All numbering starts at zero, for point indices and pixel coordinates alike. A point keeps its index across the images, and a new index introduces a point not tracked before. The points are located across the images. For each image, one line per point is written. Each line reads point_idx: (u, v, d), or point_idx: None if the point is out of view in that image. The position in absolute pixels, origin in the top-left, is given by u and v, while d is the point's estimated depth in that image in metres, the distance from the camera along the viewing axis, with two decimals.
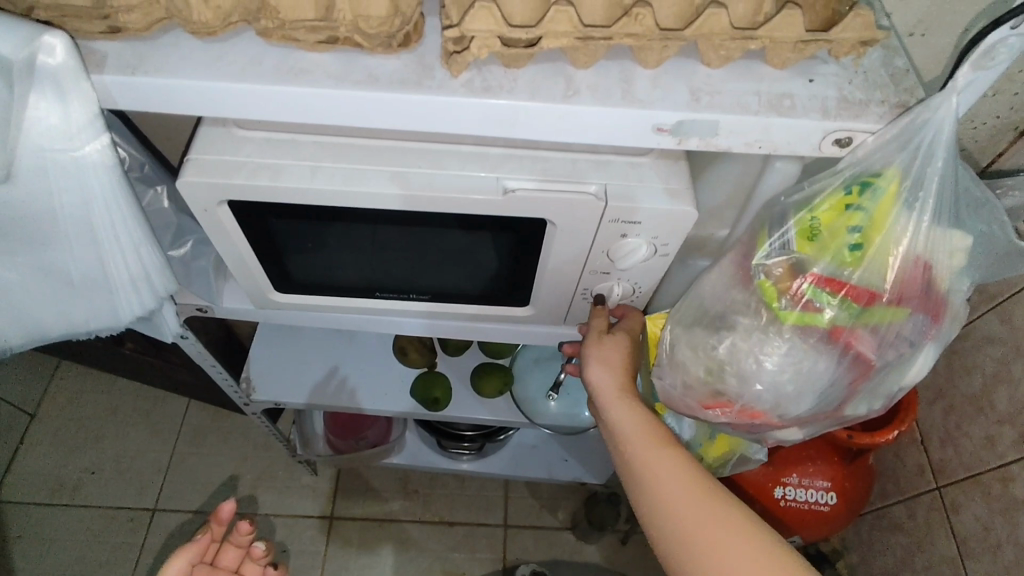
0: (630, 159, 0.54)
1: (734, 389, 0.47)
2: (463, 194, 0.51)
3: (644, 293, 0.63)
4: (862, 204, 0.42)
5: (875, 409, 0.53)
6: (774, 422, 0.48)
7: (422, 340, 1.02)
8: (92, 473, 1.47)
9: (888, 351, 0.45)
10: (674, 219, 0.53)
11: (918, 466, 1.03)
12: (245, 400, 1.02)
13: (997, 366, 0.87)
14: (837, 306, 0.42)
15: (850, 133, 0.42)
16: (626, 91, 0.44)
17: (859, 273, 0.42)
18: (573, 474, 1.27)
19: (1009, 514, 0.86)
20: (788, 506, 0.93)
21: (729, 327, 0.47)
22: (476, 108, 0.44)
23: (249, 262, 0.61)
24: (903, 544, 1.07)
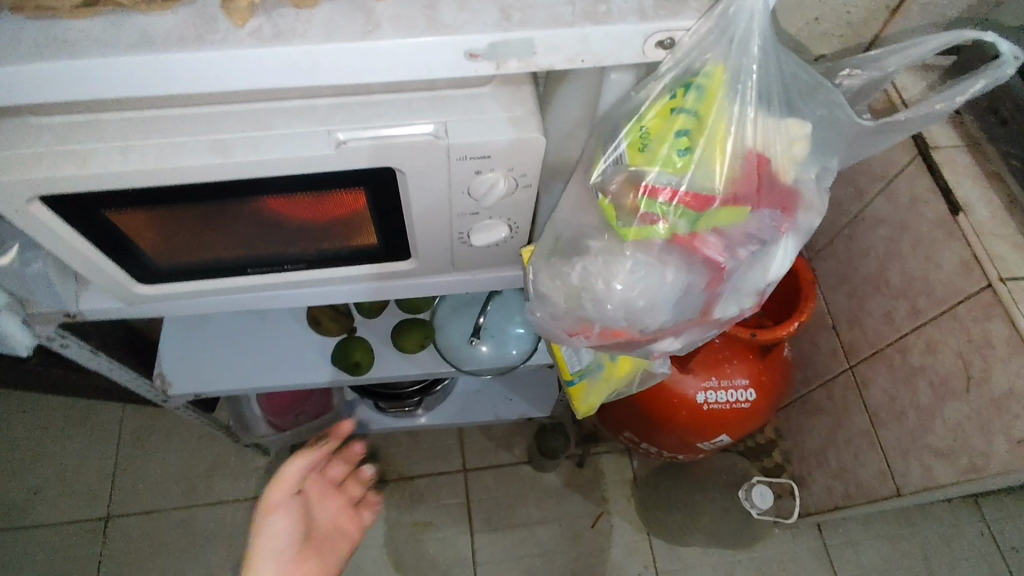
0: (470, 91, 0.51)
1: (592, 312, 0.46)
2: (293, 153, 0.48)
3: (520, 230, 0.62)
4: (687, 106, 0.41)
5: (747, 308, 0.54)
6: (638, 337, 0.48)
7: (334, 307, 1.00)
8: (35, 491, 1.43)
9: (738, 251, 0.45)
10: (524, 148, 0.51)
11: (831, 350, 1.08)
12: (163, 395, 0.99)
13: (889, 246, 0.92)
14: (673, 214, 0.41)
15: (670, 33, 0.40)
16: (431, 18, 0.41)
17: (690, 178, 0.41)
18: (519, 411, 1.29)
19: (909, 382, 0.91)
20: (711, 409, 0.97)
21: (581, 251, 0.46)
22: (270, 59, 0.40)
23: (97, 258, 0.57)
24: (826, 424, 1.13)
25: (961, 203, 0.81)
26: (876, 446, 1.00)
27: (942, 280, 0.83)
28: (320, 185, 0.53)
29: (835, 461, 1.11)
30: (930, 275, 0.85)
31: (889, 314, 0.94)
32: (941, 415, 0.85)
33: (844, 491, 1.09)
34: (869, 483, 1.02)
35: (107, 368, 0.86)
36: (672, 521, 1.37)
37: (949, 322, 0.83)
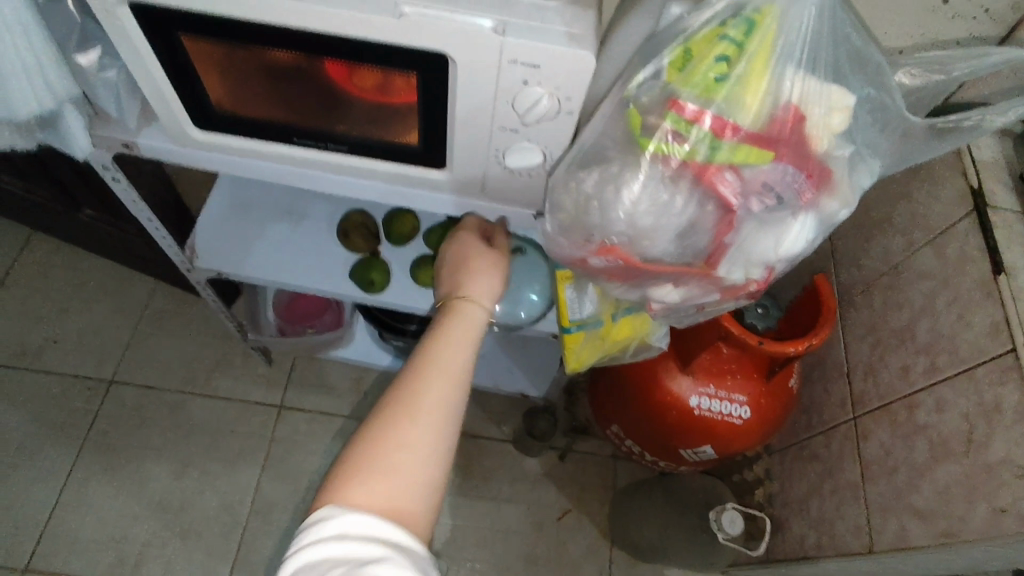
0: (537, 3, 0.53)
1: (597, 223, 0.47)
2: (361, 16, 0.51)
3: (554, 163, 0.64)
4: (732, 35, 0.42)
5: (750, 276, 0.54)
6: (635, 261, 0.48)
7: (365, 226, 1.03)
8: (54, 341, 1.51)
9: (751, 198, 0.46)
10: (573, 66, 0.52)
11: (841, 397, 1.05)
12: (188, 265, 1.04)
13: (925, 300, 0.90)
14: (695, 136, 0.42)
15: None
16: None
17: (719, 105, 0.42)
18: (515, 384, 1.30)
19: (909, 440, 0.89)
20: (700, 415, 0.96)
21: (601, 162, 0.47)
22: None
23: (163, 85, 0.61)
24: (816, 472, 1.10)
25: (1005, 264, 0.79)
26: (861, 501, 0.97)
27: (969, 339, 0.80)
28: (376, 57, 0.56)
29: (816, 511, 1.08)
30: (958, 333, 0.83)
31: (907, 368, 0.91)
32: (934, 476, 0.83)
33: (816, 542, 1.06)
34: (843, 537, 0.99)
35: (145, 220, 0.91)
36: (636, 538, 1.33)
37: (965, 382, 0.80)
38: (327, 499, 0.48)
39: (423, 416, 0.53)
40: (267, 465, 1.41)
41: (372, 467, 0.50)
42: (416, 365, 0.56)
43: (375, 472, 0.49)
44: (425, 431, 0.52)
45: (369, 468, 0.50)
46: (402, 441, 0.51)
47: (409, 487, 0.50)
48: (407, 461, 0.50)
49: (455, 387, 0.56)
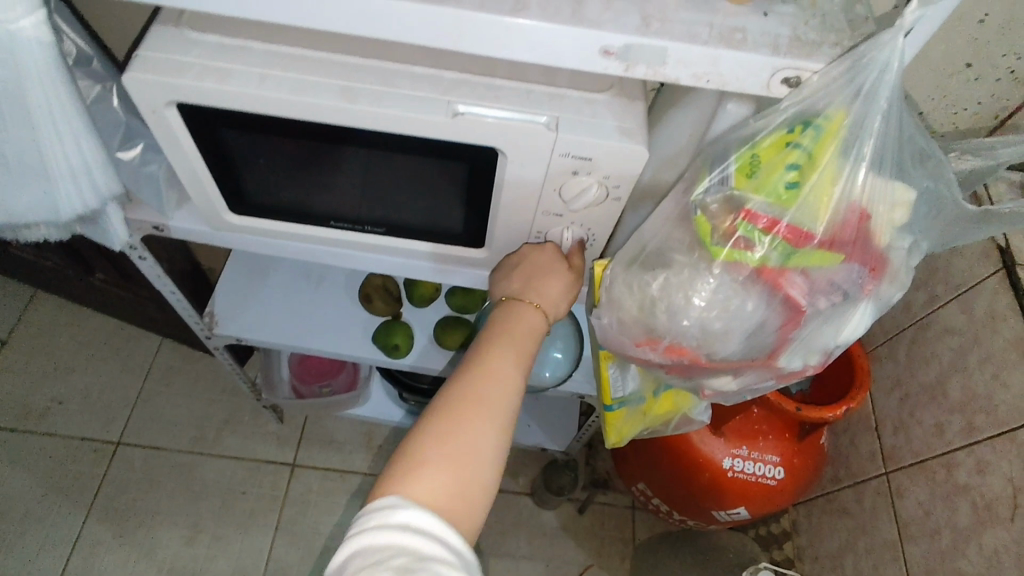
0: (586, 95, 0.53)
1: (664, 325, 0.47)
2: (411, 114, 0.51)
3: (596, 244, 0.63)
4: (801, 142, 0.42)
5: (811, 364, 0.53)
6: (702, 361, 0.48)
7: (387, 289, 1.01)
8: (59, 403, 1.47)
9: (820, 298, 0.45)
10: (625, 159, 0.52)
11: (870, 451, 1.04)
12: (207, 333, 1.02)
13: (954, 356, 0.89)
14: (768, 244, 0.42)
15: (798, 72, 0.42)
16: (577, 10, 0.43)
17: (792, 212, 0.42)
18: (535, 440, 1.28)
19: (948, 500, 0.87)
20: (735, 477, 0.94)
21: (665, 264, 0.47)
22: (423, 16, 0.43)
23: (202, 175, 0.60)
24: (848, 527, 1.08)
25: None
26: (899, 560, 0.95)
27: (1006, 399, 0.80)
28: (423, 149, 0.56)
29: (850, 568, 1.06)
30: (994, 393, 0.82)
31: (941, 425, 0.90)
32: (979, 541, 0.81)
33: None
34: None
35: (168, 293, 0.90)
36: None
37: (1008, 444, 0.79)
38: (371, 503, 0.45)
39: (467, 427, 0.49)
40: (281, 528, 1.37)
41: (410, 472, 0.46)
42: (462, 373, 0.52)
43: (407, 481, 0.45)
44: (467, 444, 0.48)
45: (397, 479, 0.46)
46: (446, 451, 0.47)
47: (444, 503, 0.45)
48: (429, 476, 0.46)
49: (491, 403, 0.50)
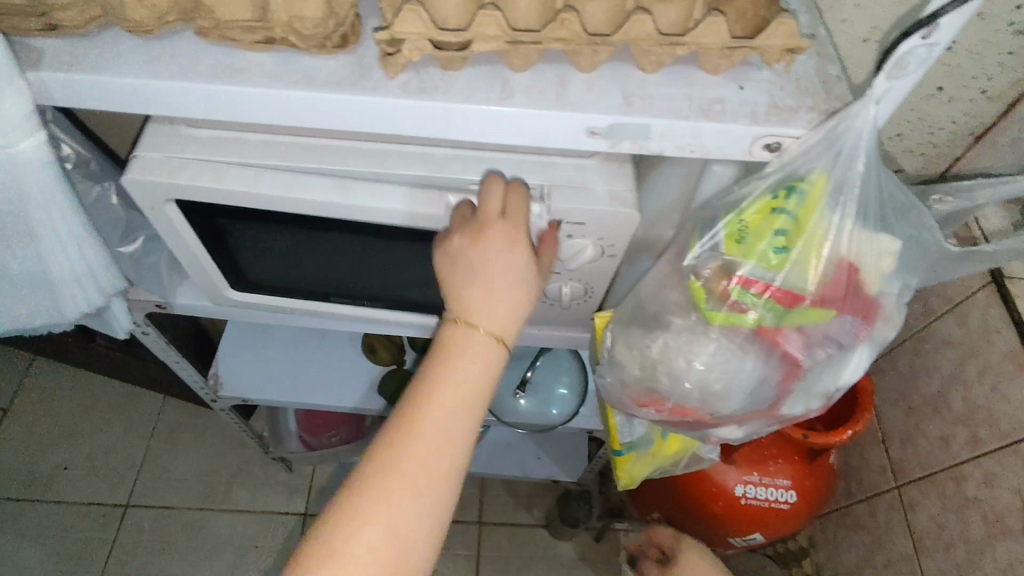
0: (575, 162, 0.55)
1: (667, 387, 0.48)
2: (411, 211, 0.52)
3: (595, 296, 0.65)
4: (787, 208, 0.43)
5: (813, 408, 0.54)
6: (707, 418, 0.49)
7: (390, 339, 1.02)
8: (66, 468, 1.46)
9: (816, 351, 0.47)
10: (616, 221, 0.54)
11: (879, 465, 1.04)
12: (213, 395, 1.02)
13: (953, 368, 0.90)
14: (762, 306, 0.43)
15: (778, 138, 0.43)
16: (560, 94, 0.45)
17: (783, 275, 0.43)
18: (546, 473, 1.28)
19: (960, 512, 0.88)
20: (749, 504, 0.95)
21: (663, 326, 0.48)
22: (413, 109, 0.44)
23: (203, 261, 0.61)
24: (865, 541, 1.08)
25: None
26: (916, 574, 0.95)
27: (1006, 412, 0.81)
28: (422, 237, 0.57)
29: None
30: (995, 405, 0.83)
31: (946, 439, 0.90)
32: (993, 553, 0.82)
33: None
34: None
35: (174, 362, 0.91)
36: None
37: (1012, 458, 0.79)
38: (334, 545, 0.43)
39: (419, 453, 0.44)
40: None
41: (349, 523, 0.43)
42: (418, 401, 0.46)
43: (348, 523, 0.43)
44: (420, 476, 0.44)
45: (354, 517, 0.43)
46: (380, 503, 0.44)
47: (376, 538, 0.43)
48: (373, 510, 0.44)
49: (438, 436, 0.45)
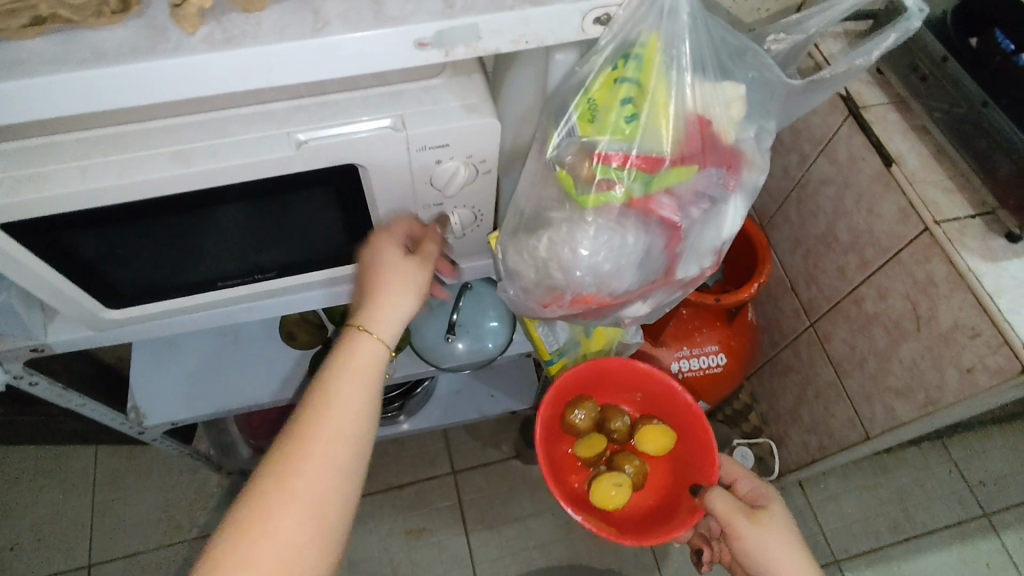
0: (422, 83, 0.53)
1: (562, 281, 0.50)
2: (249, 161, 0.50)
3: (485, 218, 0.64)
4: (627, 76, 0.45)
5: (707, 267, 0.55)
6: (606, 299, 0.51)
7: (308, 318, 0.92)
8: (10, 551, 1.23)
9: (690, 210, 0.48)
10: (479, 135, 0.52)
11: (793, 309, 1.12)
12: (138, 429, 0.90)
13: (834, 205, 0.96)
14: (626, 177, 0.45)
15: (605, 9, 0.43)
16: (378, 11, 0.43)
17: (639, 141, 0.45)
18: (502, 406, 1.28)
19: (866, 330, 0.96)
20: (687, 377, 1.01)
21: (545, 224, 0.50)
22: (224, 62, 0.41)
23: (65, 288, 0.58)
24: (796, 382, 1.17)
25: (892, 155, 0.84)
26: (843, 395, 1.04)
27: (883, 230, 0.88)
28: (257, 191, 0.54)
29: (808, 415, 1.16)
30: (872, 226, 0.89)
31: (842, 269, 0.98)
32: (898, 356, 0.91)
33: (819, 443, 1.14)
34: (841, 431, 1.07)
35: (72, 401, 0.83)
36: None
37: (895, 270, 0.87)
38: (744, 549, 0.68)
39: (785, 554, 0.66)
40: None
41: (754, 548, 0.67)
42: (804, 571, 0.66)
43: (758, 551, 0.67)
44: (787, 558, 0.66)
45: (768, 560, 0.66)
46: (769, 552, 0.67)
47: (753, 556, 0.67)
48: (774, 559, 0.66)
49: (788, 550, 0.67)
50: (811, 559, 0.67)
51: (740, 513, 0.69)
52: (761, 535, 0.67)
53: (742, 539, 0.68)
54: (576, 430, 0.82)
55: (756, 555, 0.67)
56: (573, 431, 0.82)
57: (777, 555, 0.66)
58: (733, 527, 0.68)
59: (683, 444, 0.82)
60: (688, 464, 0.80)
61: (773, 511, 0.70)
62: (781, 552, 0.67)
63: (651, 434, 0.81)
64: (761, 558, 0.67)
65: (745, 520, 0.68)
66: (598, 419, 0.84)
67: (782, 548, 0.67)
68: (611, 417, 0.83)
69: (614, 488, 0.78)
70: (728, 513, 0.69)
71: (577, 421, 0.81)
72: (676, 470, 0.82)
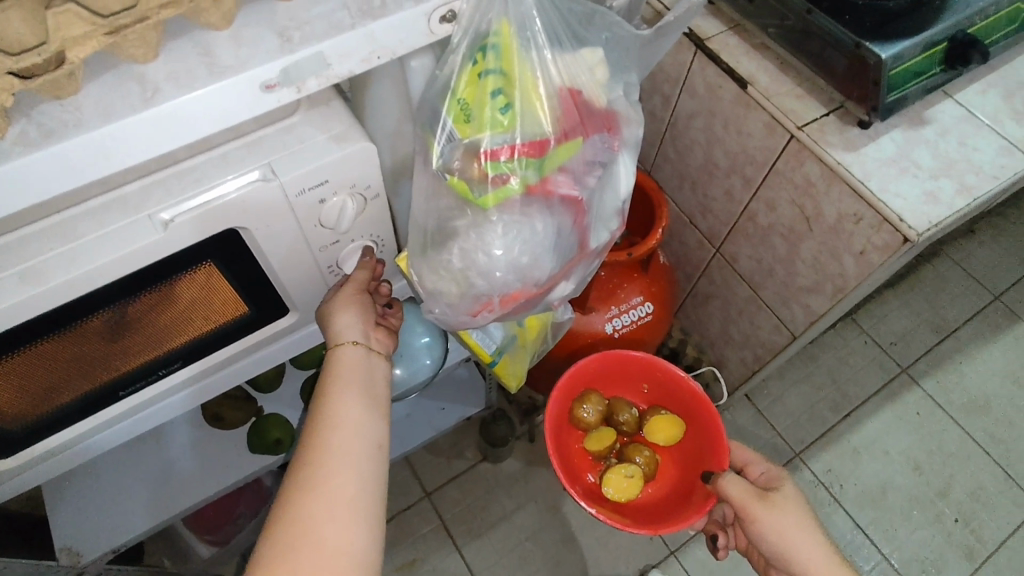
0: (280, 125, 0.50)
1: (485, 287, 0.49)
2: (115, 258, 0.45)
3: (388, 242, 0.61)
4: (489, 68, 0.45)
5: (616, 229, 0.56)
6: (532, 290, 0.51)
7: (229, 394, 0.86)
8: None
9: (585, 181, 0.48)
10: (356, 161, 0.50)
11: (697, 241, 1.17)
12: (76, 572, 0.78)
13: (706, 135, 1.01)
14: (517, 167, 0.45)
15: (448, 6, 0.42)
16: (210, 63, 0.39)
17: (519, 131, 0.45)
18: (456, 416, 1.26)
19: (766, 242, 1.02)
20: (622, 333, 1.04)
21: (452, 234, 0.48)
22: (52, 160, 0.37)
23: None
24: (718, 306, 1.23)
25: (745, 77, 0.89)
26: (762, 306, 1.11)
27: (756, 149, 0.93)
28: (129, 284, 0.49)
29: (737, 333, 1.22)
30: (745, 145, 0.95)
31: (730, 193, 1.03)
32: (800, 257, 0.97)
33: (754, 355, 1.21)
34: (769, 338, 1.14)
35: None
36: None
37: (777, 181, 0.93)
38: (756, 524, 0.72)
39: (797, 529, 0.71)
40: None
41: (766, 521, 0.72)
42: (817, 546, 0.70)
43: (770, 527, 0.72)
44: (797, 532, 0.71)
45: (779, 535, 0.71)
46: (781, 526, 0.71)
47: (765, 532, 0.72)
48: (786, 534, 0.71)
49: (800, 527, 0.71)
50: (823, 538, 0.71)
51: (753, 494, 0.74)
52: (773, 514, 0.72)
53: (752, 514, 0.73)
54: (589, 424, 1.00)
55: (767, 529, 0.72)
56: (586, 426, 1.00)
57: (790, 533, 0.71)
58: (745, 506, 0.74)
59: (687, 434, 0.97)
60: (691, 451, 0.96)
61: (784, 491, 0.75)
62: (795, 527, 0.71)
63: (658, 425, 0.97)
64: (772, 532, 0.72)
65: (757, 500, 0.73)
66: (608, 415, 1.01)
67: (794, 525, 0.71)
68: (620, 412, 1.01)
69: (625, 477, 0.95)
70: (740, 491, 0.75)
71: (587, 416, 0.99)
72: (680, 459, 0.98)
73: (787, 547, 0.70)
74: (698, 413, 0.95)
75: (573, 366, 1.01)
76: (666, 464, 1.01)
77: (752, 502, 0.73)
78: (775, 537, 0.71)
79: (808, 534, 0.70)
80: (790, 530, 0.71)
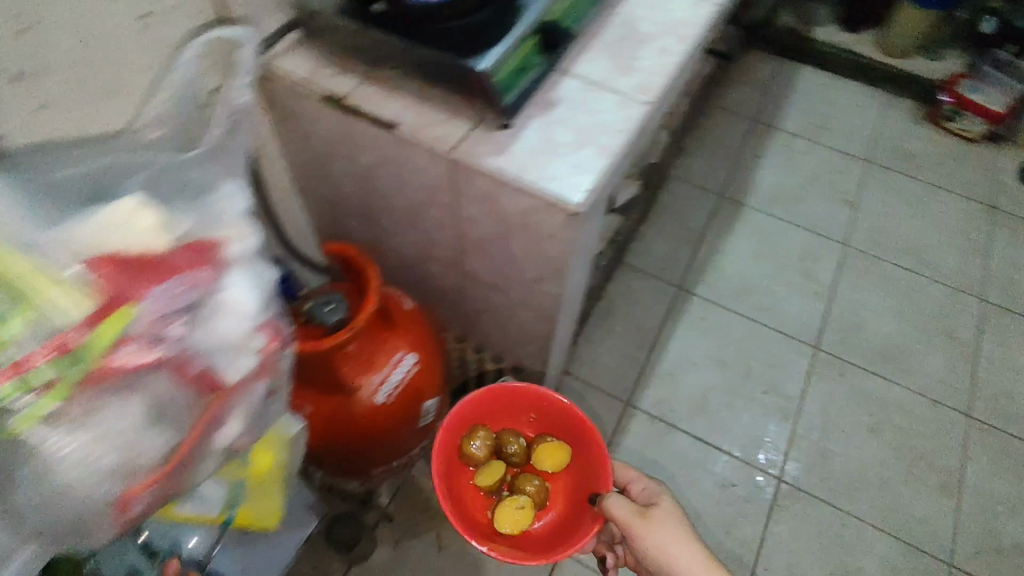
0: None
1: (100, 485, 0.47)
2: None
3: None
4: None
5: (259, 355, 0.55)
6: (155, 468, 0.50)
7: None
8: None
9: (162, 334, 0.47)
10: None
11: (437, 269, 1.20)
12: None
13: (387, 175, 1.04)
14: (51, 367, 0.42)
15: None
16: None
17: (36, 330, 0.43)
18: (290, 546, 1.16)
19: (483, 251, 1.07)
20: (396, 394, 1.02)
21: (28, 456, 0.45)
22: None
23: None
24: (484, 317, 1.27)
25: (389, 120, 0.94)
26: (512, 304, 1.17)
27: (433, 178, 0.98)
28: None
29: (515, 334, 1.27)
30: (418, 175, 0.99)
31: (438, 220, 1.07)
32: (514, 252, 1.02)
33: (540, 346, 1.26)
34: (533, 327, 1.20)
35: None
36: None
37: (462, 198, 0.98)
38: (642, 537, 0.98)
39: (669, 544, 0.97)
40: None
41: (643, 532, 0.98)
42: (686, 550, 0.97)
43: (647, 537, 0.98)
44: (667, 546, 0.97)
45: (663, 549, 0.97)
46: (659, 540, 0.98)
47: (653, 549, 0.98)
48: (667, 548, 0.97)
49: (672, 541, 0.98)
50: (692, 542, 0.98)
51: (632, 514, 1.01)
52: (651, 528, 0.99)
53: (631, 528, 0.99)
54: (478, 457, 1.21)
55: (655, 546, 0.97)
56: (475, 458, 1.21)
57: (666, 546, 0.97)
58: (626, 525, 1.00)
59: (573, 459, 1.24)
60: (579, 474, 1.21)
61: (660, 507, 1.02)
62: (671, 541, 0.97)
63: (549, 455, 1.21)
64: (651, 546, 0.98)
65: (635, 523, 0.99)
66: (496, 446, 1.23)
67: (672, 541, 0.98)
68: (506, 442, 1.23)
69: (517, 510, 1.17)
70: (620, 509, 1.02)
71: (475, 451, 1.20)
72: (570, 484, 1.24)
73: (664, 555, 0.97)
74: (579, 442, 1.21)
75: (459, 407, 1.21)
76: (555, 488, 1.26)
77: (625, 516, 1.00)
78: (648, 544, 0.98)
79: (686, 550, 0.97)
80: (661, 544, 0.97)
